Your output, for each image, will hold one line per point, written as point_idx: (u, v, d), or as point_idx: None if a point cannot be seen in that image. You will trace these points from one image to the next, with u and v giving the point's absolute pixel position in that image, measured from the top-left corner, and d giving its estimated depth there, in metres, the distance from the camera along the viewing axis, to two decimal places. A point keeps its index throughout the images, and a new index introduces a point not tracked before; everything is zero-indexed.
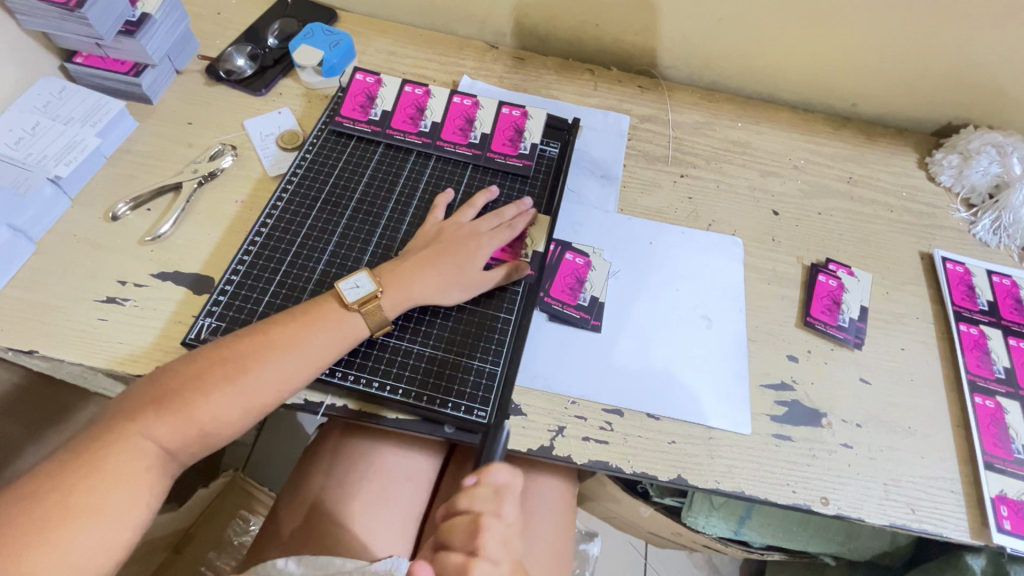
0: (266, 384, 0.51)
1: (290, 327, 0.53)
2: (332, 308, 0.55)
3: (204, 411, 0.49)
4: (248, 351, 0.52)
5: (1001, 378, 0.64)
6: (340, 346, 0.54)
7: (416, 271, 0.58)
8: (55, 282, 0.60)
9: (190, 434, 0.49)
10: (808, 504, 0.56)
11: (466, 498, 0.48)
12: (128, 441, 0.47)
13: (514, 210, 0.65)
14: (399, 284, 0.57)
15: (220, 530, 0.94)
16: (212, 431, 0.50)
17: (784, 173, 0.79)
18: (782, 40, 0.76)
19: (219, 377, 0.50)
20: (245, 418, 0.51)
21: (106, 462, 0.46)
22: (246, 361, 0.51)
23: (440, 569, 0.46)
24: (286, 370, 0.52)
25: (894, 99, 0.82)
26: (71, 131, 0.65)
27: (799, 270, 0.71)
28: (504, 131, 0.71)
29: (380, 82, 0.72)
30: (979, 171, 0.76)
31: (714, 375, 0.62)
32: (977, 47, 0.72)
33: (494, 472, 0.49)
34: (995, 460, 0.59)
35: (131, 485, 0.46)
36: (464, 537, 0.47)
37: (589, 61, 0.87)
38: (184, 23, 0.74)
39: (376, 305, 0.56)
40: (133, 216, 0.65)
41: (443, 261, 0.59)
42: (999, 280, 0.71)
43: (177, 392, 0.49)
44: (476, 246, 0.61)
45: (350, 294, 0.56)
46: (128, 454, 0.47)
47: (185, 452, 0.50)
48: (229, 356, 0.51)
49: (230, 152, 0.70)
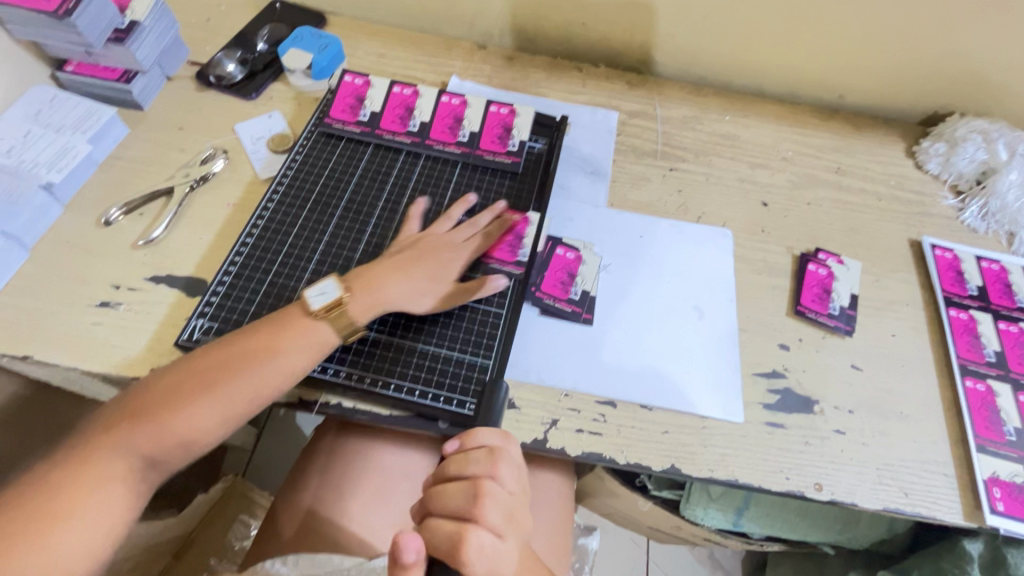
0: (241, 391, 0.52)
1: (261, 336, 0.53)
2: (299, 316, 0.55)
3: (178, 421, 0.50)
4: (219, 361, 0.52)
5: (991, 361, 0.64)
6: (314, 354, 0.54)
7: (384, 278, 0.58)
8: (48, 288, 0.60)
9: (168, 443, 0.50)
10: (802, 491, 0.57)
11: (457, 463, 0.49)
12: (110, 448, 0.48)
13: (488, 218, 0.65)
14: (369, 290, 0.57)
15: (220, 536, 0.94)
16: (191, 439, 0.50)
17: (772, 165, 0.80)
18: (767, 33, 0.77)
19: (192, 389, 0.50)
20: (222, 424, 0.52)
21: (88, 468, 0.47)
22: (218, 371, 0.51)
23: (436, 532, 0.46)
24: (261, 377, 0.52)
25: (880, 89, 0.82)
26: (63, 138, 0.66)
27: (789, 261, 0.71)
28: (492, 129, 0.72)
29: (369, 84, 0.73)
30: (966, 158, 0.77)
31: (707, 365, 0.63)
32: (960, 36, 0.72)
33: (482, 436, 0.50)
34: (987, 443, 0.60)
35: (111, 491, 0.47)
36: (458, 501, 0.47)
37: (577, 59, 0.88)
38: (173, 29, 0.75)
39: (342, 313, 0.56)
40: (126, 221, 0.65)
41: (417, 267, 0.60)
42: (987, 265, 0.71)
43: (151, 404, 0.50)
44: (450, 256, 0.62)
45: (316, 301, 0.55)
46: (108, 462, 0.48)
47: (167, 460, 0.50)
48: (201, 366, 0.51)
49: (221, 156, 0.71)
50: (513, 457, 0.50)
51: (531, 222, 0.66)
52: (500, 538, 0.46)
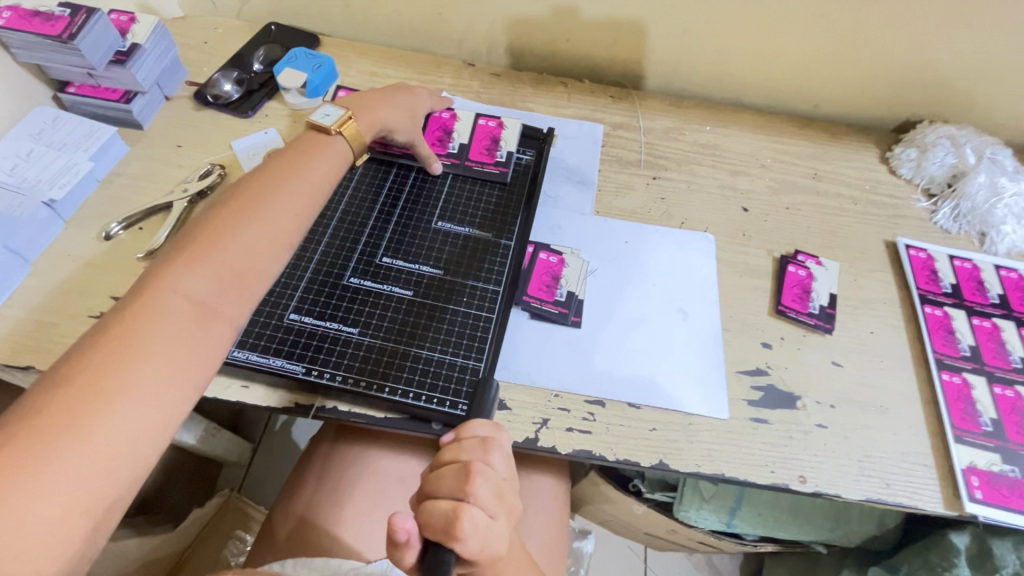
0: (280, 211, 0.54)
1: (285, 162, 0.58)
2: (317, 137, 0.63)
3: (229, 243, 0.50)
4: (254, 190, 0.54)
5: (966, 355, 0.67)
6: (330, 174, 0.61)
7: (377, 104, 0.69)
8: (50, 300, 0.62)
9: (225, 278, 0.49)
10: (787, 484, 0.58)
11: (451, 450, 0.49)
12: (160, 297, 0.45)
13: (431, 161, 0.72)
14: (365, 112, 0.67)
15: (216, 551, 0.93)
16: (245, 269, 0.50)
17: (752, 172, 0.83)
18: (743, 47, 0.81)
19: (235, 216, 0.52)
20: (271, 251, 0.52)
21: (146, 317, 0.44)
22: (257, 198, 0.54)
23: (430, 514, 0.45)
24: (294, 204, 0.56)
25: (853, 99, 0.86)
26: (65, 156, 0.68)
27: (769, 262, 0.74)
28: (481, 141, 0.75)
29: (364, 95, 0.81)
30: (936, 162, 0.81)
31: (692, 364, 0.65)
32: (924, 47, 0.76)
33: (475, 427, 0.51)
34: (964, 434, 0.62)
35: (181, 352, 0.44)
36: (452, 483, 0.47)
37: (562, 74, 0.91)
38: (172, 51, 0.78)
39: (352, 126, 0.65)
40: (125, 236, 0.67)
41: (395, 98, 0.71)
42: (960, 264, 0.74)
43: (199, 243, 0.49)
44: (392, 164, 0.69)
45: (323, 120, 0.63)
46: (165, 312, 0.44)
47: (225, 299, 0.48)
48: (239, 203, 0.53)
49: (219, 172, 0.72)
50: (504, 446, 0.50)
51: (576, 268, 0.69)
52: (493, 519, 0.46)
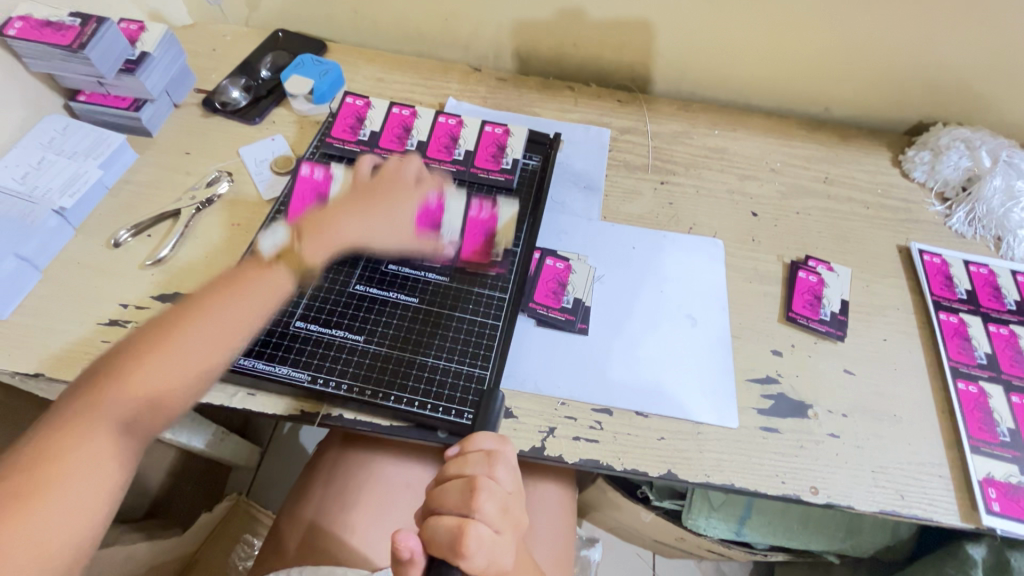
0: (199, 341, 0.50)
1: (219, 296, 0.53)
2: (252, 269, 0.56)
3: (142, 377, 0.48)
4: (178, 317, 0.51)
5: (982, 363, 0.65)
6: (268, 310, 0.55)
7: (339, 215, 0.61)
8: (60, 307, 0.62)
9: (138, 404, 0.48)
10: (797, 494, 0.57)
11: (456, 464, 0.49)
12: (76, 424, 0.46)
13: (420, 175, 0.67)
14: (323, 229, 0.60)
15: (224, 556, 0.93)
16: (164, 396, 0.49)
17: (761, 176, 0.82)
18: (751, 50, 0.80)
19: (152, 345, 0.49)
20: (192, 379, 0.50)
21: (63, 438, 0.45)
22: (178, 326, 0.51)
23: (434, 530, 0.45)
24: (224, 324, 0.52)
25: (864, 102, 0.85)
26: (75, 164, 0.69)
27: (779, 268, 0.73)
28: (473, 236, 0.67)
29: (330, 178, 0.68)
30: (950, 165, 0.79)
31: (701, 372, 0.64)
32: (937, 48, 0.75)
33: (480, 440, 0.50)
34: (981, 444, 0.60)
35: (100, 463, 0.46)
36: (456, 498, 0.46)
37: (568, 78, 0.91)
38: (181, 59, 0.78)
39: (297, 254, 0.58)
40: (134, 243, 0.67)
41: (365, 204, 0.62)
42: (975, 269, 0.73)
43: (116, 369, 0.48)
44: (406, 196, 0.64)
45: (267, 249, 0.59)
46: (77, 435, 0.45)
47: (142, 422, 0.48)
48: (159, 331, 0.50)
49: (226, 178, 0.73)
50: (509, 459, 0.50)
51: (582, 273, 0.69)
52: (498, 534, 0.46)
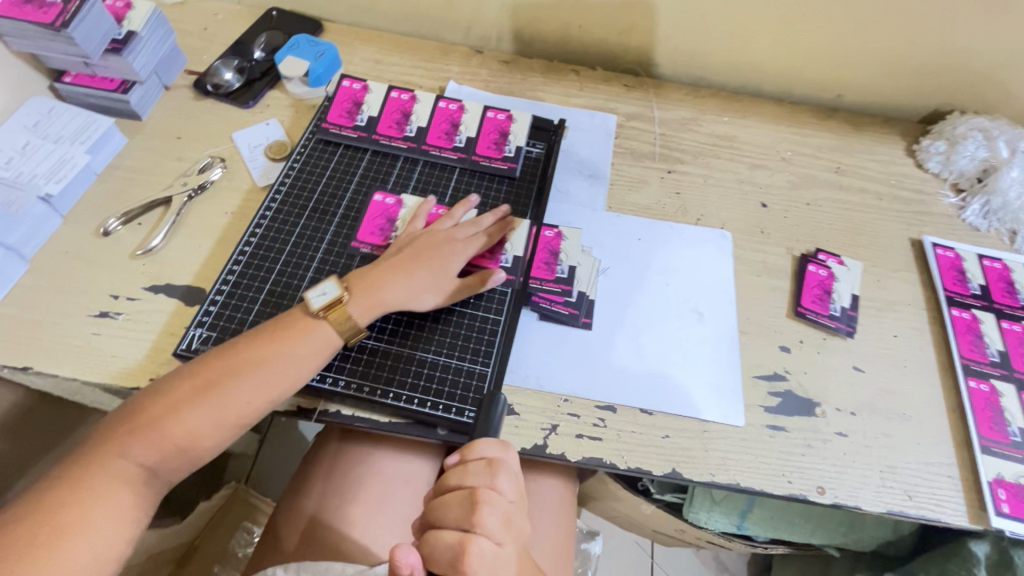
0: (239, 395, 0.51)
1: (265, 342, 0.53)
2: (299, 317, 0.55)
3: (180, 425, 0.49)
4: (221, 366, 0.52)
5: (994, 361, 0.64)
6: (305, 365, 0.54)
7: (388, 276, 0.58)
8: (49, 298, 0.60)
9: (169, 451, 0.49)
10: (804, 495, 0.56)
11: (456, 474, 0.48)
12: (109, 460, 0.47)
13: (491, 220, 0.64)
14: (371, 290, 0.57)
15: (223, 541, 0.95)
16: (190, 447, 0.50)
17: (771, 165, 0.79)
18: (764, 34, 0.77)
19: (193, 394, 0.50)
20: (220, 432, 0.51)
21: (94, 477, 0.46)
22: (222, 380, 0.51)
23: (436, 545, 0.46)
24: (261, 386, 0.52)
25: (879, 89, 0.82)
26: (61, 149, 0.66)
27: (789, 261, 0.71)
28: (542, 255, 0.66)
29: (402, 204, 0.67)
30: (966, 156, 0.77)
31: (708, 369, 0.62)
32: (960, 33, 0.72)
33: (482, 448, 0.49)
34: (991, 444, 0.59)
35: (123, 504, 0.47)
36: (458, 511, 0.47)
37: (573, 62, 0.88)
38: (170, 38, 0.75)
39: (342, 311, 0.56)
40: (124, 231, 0.65)
41: (415, 267, 0.59)
42: (990, 263, 0.71)
43: (154, 412, 0.49)
44: (450, 252, 0.61)
45: (316, 301, 0.56)
46: (110, 474, 0.47)
47: (168, 468, 0.50)
48: (201, 379, 0.51)
49: (219, 164, 0.71)
50: (512, 467, 0.49)
51: (588, 266, 0.66)
52: (499, 547, 0.47)
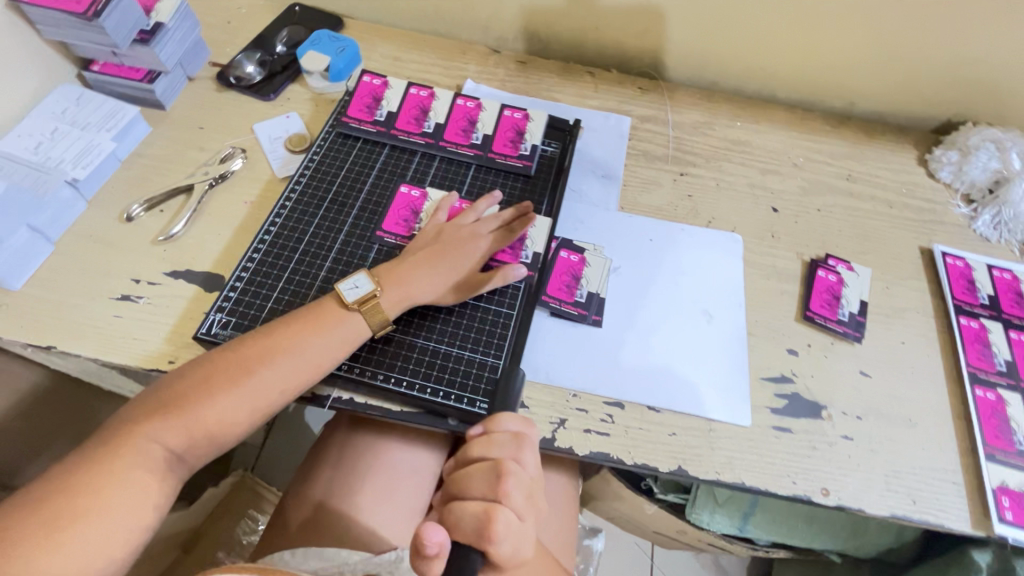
0: (269, 383, 0.53)
1: (294, 329, 0.55)
2: (331, 309, 0.56)
3: (208, 411, 0.51)
4: (252, 352, 0.53)
5: (1001, 370, 0.64)
6: (336, 352, 0.55)
7: (414, 269, 0.60)
8: (72, 280, 0.62)
9: (197, 436, 0.51)
10: (808, 496, 0.57)
11: (482, 447, 0.53)
12: (137, 445, 0.49)
13: (512, 214, 0.66)
14: (398, 283, 0.59)
15: (229, 529, 0.94)
16: (218, 433, 0.52)
17: (783, 171, 0.80)
18: (780, 41, 0.78)
19: (223, 380, 0.52)
20: (247, 420, 0.52)
21: (122, 460, 0.48)
22: (252, 368, 0.52)
23: (462, 512, 0.50)
24: (290, 373, 0.53)
25: (892, 99, 0.83)
26: (88, 136, 0.68)
27: (799, 266, 0.71)
28: (560, 276, 0.66)
29: (426, 197, 0.68)
30: (978, 167, 0.77)
31: (716, 369, 0.63)
32: (973, 45, 0.72)
33: (506, 421, 0.54)
34: (996, 452, 0.60)
35: (146, 489, 0.48)
36: (483, 484, 0.52)
37: (588, 63, 0.88)
38: (195, 31, 0.77)
39: (374, 304, 0.57)
40: (147, 218, 0.67)
41: (440, 261, 0.61)
42: (999, 274, 0.71)
43: (185, 397, 0.51)
44: (473, 249, 0.62)
45: (349, 294, 0.57)
46: (137, 459, 0.48)
47: (194, 454, 0.51)
48: (230, 365, 0.52)
49: (240, 155, 0.72)
50: (534, 442, 0.53)
51: (598, 265, 0.67)
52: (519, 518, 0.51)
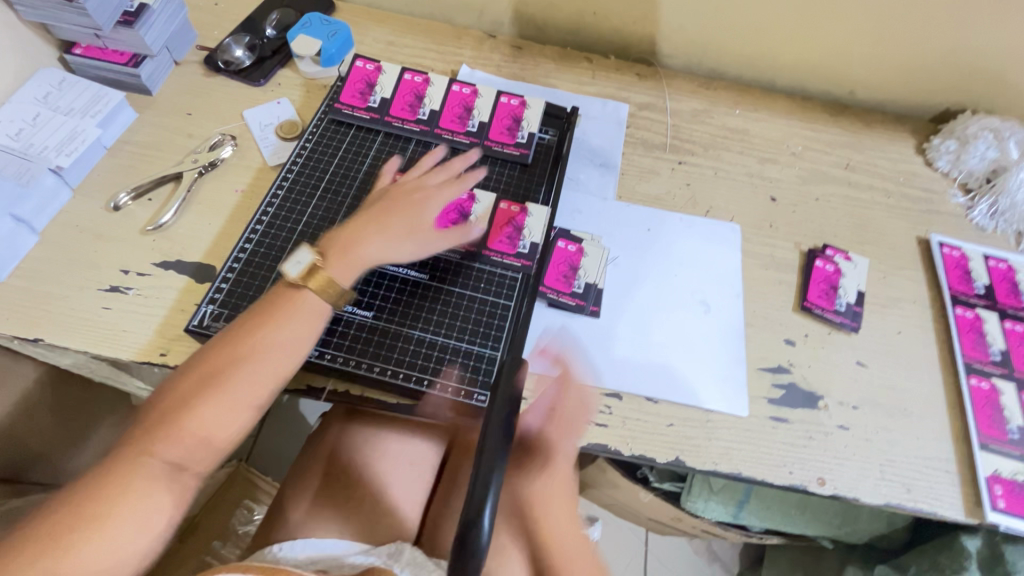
0: (248, 389, 0.52)
1: (258, 322, 0.53)
2: (283, 291, 0.55)
3: (196, 424, 0.50)
4: (222, 362, 0.51)
5: (996, 360, 0.65)
6: (307, 331, 0.54)
7: (362, 240, 0.59)
8: (59, 272, 0.60)
9: (191, 443, 0.49)
10: (804, 485, 0.57)
11: (546, 359, 0.61)
12: (134, 457, 0.48)
13: (460, 164, 0.66)
14: (344, 250, 0.58)
15: (224, 520, 0.94)
16: (215, 440, 0.51)
17: (781, 160, 0.79)
18: (780, 28, 0.77)
19: (201, 391, 0.50)
20: (238, 424, 0.51)
21: (121, 470, 0.47)
22: (227, 376, 0.51)
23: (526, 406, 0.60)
24: (267, 372, 0.52)
25: (890, 88, 0.82)
26: (72, 122, 0.66)
27: (796, 256, 0.71)
28: (557, 264, 0.65)
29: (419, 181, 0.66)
30: (976, 156, 0.77)
31: (713, 359, 0.63)
32: (974, 33, 0.72)
33: (570, 350, 0.62)
34: (989, 441, 0.60)
35: (145, 493, 0.47)
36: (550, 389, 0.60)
37: (586, 49, 0.87)
38: (181, 13, 0.74)
39: (322, 274, 0.56)
40: (134, 206, 0.65)
41: (386, 224, 0.60)
42: (995, 264, 0.71)
43: (167, 413, 0.50)
44: (422, 209, 0.62)
45: (294, 270, 0.56)
46: (136, 468, 0.47)
47: (195, 461, 0.50)
48: (211, 373, 0.51)
49: (230, 142, 0.71)
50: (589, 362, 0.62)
51: (597, 256, 0.66)
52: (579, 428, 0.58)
